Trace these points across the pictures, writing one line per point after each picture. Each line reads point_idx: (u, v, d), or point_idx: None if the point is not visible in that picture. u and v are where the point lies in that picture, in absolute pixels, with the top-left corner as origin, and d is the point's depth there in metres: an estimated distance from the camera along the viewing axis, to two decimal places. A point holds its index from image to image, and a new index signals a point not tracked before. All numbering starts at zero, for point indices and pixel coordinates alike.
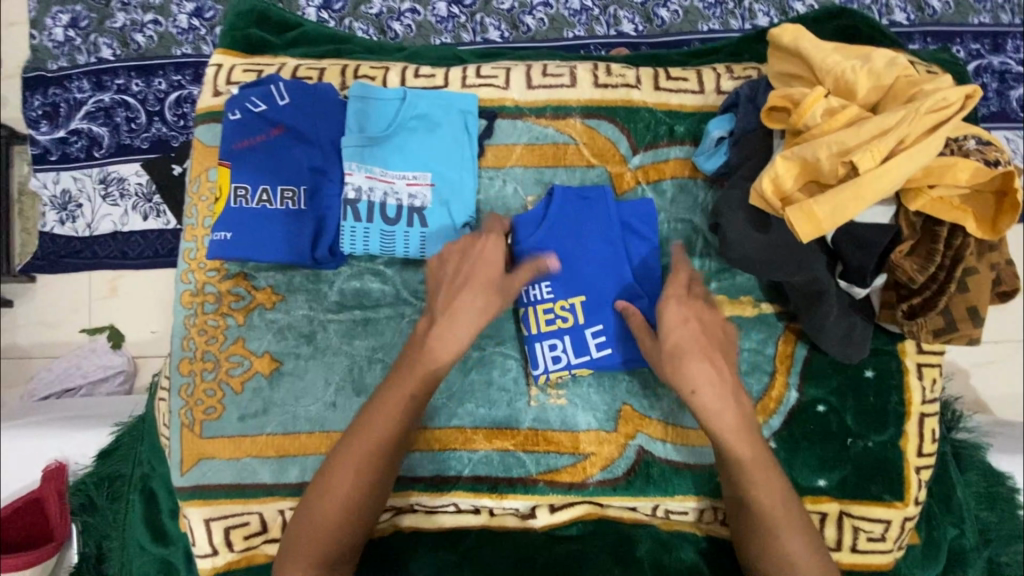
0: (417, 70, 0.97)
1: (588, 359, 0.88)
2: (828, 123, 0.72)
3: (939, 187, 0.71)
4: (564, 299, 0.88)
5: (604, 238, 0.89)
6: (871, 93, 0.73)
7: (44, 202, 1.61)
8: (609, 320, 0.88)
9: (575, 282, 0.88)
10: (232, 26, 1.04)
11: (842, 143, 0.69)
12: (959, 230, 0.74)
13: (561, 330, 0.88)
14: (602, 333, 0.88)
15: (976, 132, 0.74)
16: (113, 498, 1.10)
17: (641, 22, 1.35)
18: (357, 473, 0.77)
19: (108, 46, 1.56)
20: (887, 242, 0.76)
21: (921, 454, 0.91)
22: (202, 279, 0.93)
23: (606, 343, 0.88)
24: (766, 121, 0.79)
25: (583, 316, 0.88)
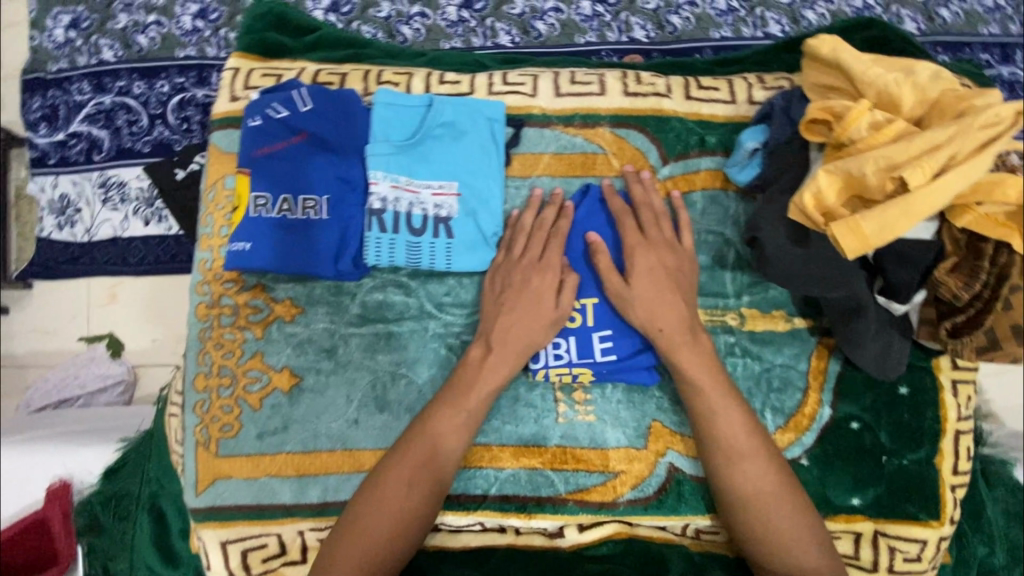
0: (441, 76, 0.95)
1: (591, 361, 0.87)
2: (874, 137, 0.70)
3: (986, 204, 0.70)
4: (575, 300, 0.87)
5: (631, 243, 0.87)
6: (917, 106, 0.72)
7: (42, 207, 1.57)
8: (619, 327, 0.87)
9: (588, 283, 0.87)
10: (250, 28, 1.02)
11: (890, 158, 0.67)
12: (1005, 247, 0.72)
13: (567, 330, 0.87)
14: (609, 337, 0.87)
15: (1019, 148, 0.73)
16: (120, 516, 1.06)
17: (654, 29, 1.34)
18: (400, 497, 0.79)
19: (110, 47, 1.53)
20: (931, 258, 0.74)
21: (956, 472, 0.89)
22: (218, 291, 0.90)
23: (611, 350, 0.87)
24: (805, 133, 0.77)
25: (592, 319, 0.87)
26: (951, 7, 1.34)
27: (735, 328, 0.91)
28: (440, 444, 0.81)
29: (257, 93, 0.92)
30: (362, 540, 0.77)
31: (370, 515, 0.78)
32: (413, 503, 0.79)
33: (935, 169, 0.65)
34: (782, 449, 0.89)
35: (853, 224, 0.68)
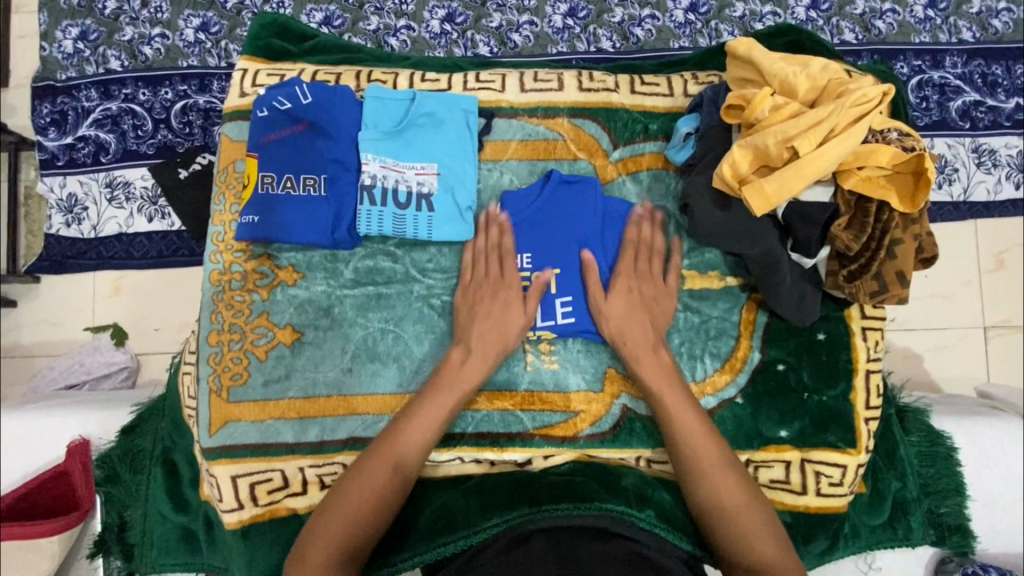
0: (423, 75, 1.10)
1: (554, 323, 1.01)
2: (774, 117, 0.87)
3: (865, 168, 0.86)
4: (541, 270, 1.02)
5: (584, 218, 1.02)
6: (808, 92, 0.89)
7: (51, 205, 1.69)
8: (578, 294, 1.01)
9: (552, 257, 1.02)
10: (256, 36, 1.17)
11: (785, 132, 0.84)
12: (885, 206, 0.88)
13: (535, 296, 1.02)
14: (570, 302, 1.01)
15: (897, 125, 0.88)
16: (135, 470, 1.16)
17: (619, 39, 1.51)
18: (385, 469, 0.89)
19: (116, 57, 1.67)
20: (828, 216, 0.91)
21: (869, 406, 1.04)
22: (229, 259, 1.03)
23: (571, 313, 1.01)
24: (726, 117, 0.94)
25: (555, 287, 1.01)
26: (886, 18, 1.53)
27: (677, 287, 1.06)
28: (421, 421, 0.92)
29: (264, 89, 1.06)
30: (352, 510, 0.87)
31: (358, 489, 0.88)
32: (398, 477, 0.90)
33: (818, 140, 0.82)
34: (719, 389, 1.04)
35: (758, 186, 0.85)
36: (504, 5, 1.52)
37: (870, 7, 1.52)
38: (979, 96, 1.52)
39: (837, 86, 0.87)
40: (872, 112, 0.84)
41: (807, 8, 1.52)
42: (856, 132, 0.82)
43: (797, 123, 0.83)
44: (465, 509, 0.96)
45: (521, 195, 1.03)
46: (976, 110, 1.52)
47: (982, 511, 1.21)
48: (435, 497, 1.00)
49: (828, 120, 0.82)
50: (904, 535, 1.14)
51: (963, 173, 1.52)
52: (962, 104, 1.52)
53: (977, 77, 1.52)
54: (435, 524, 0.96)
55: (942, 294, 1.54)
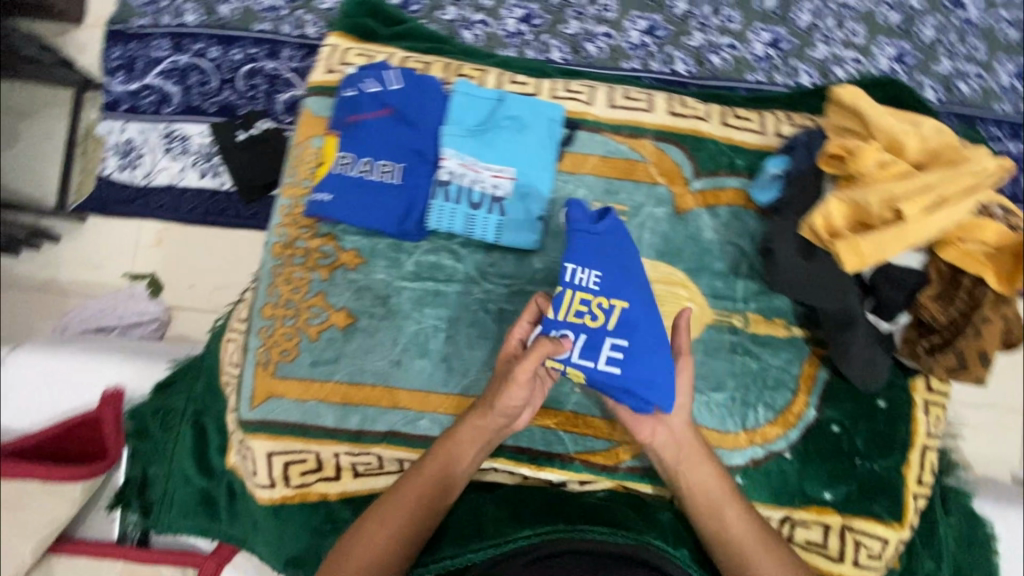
0: (512, 77, 1.08)
1: (590, 366, 0.81)
2: (878, 174, 0.84)
3: (969, 242, 0.83)
4: (607, 298, 0.82)
5: (629, 253, 0.86)
6: (915, 154, 0.86)
7: (108, 148, 1.71)
8: (637, 339, 0.81)
9: (626, 287, 0.83)
10: (349, 13, 1.16)
11: (891, 192, 0.81)
12: (982, 282, 0.85)
13: (585, 326, 0.81)
14: (623, 348, 0.81)
15: (1002, 201, 0.86)
16: (165, 428, 1.16)
17: (693, 64, 1.48)
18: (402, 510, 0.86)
19: (193, 12, 1.71)
20: (914, 283, 0.89)
21: (919, 482, 1.01)
22: (294, 234, 1.02)
23: (616, 362, 0.81)
24: (823, 164, 0.90)
25: (613, 324, 0.81)
26: (971, 81, 1.48)
27: (739, 329, 1.03)
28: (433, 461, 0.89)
29: (354, 68, 1.06)
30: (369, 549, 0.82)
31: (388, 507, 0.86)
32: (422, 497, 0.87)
33: (922, 208, 0.80)
34: (768, 441, 1.01)
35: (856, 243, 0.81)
36: (583, 14, 1.51)
37: (955, 68, 1.47)
38: None
39: (951, 152, 0.84)
40: (982, 185, 0.81)
41: (891, 59, 1.48)
42: (960, 206, 0.80)
43: (903, 186, 0.81)
44: (496, 520, 0.93)
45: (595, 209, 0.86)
46: None
47: None
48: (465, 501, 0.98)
49: (934, 191, 0.80)
50: None
51: None
52: None
53: None
54: (463, 531, 0.93)
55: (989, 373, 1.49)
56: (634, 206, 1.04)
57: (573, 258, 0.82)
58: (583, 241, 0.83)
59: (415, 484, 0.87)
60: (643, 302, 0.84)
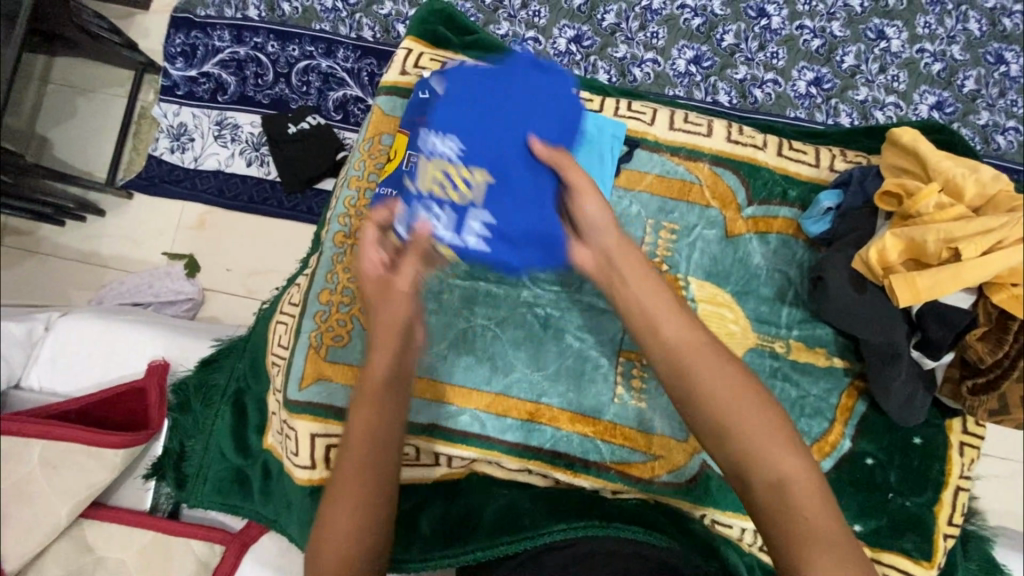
0: (577, 92, 1.12)
1: (456, 237, 0.90)
2: (937, 214, 0.87)
3: (1020, 287, 0.85)
4: (462, 171, 0.89)
5: (528, 122, 0.90)
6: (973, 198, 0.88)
7: (161, 129, 1.76)
8: (500, 213, 0.90)
9: (482, 159, 0.88)
10: (424, 19, 1.20)
11: (949, 232, 0.84)
12: None
13: (444, 200, 0.89)
14: (489, 220, 0.90)
15: None
16: (205, 404, 1.19)
17: (736, 96, 1.53)
18: (355, 481, 0.80)
19: (255, 7, 1.77)
20: (965, 323, 0.88)
21: (951, 523, 1.01)
22: (356, 225, 1.05)
23: (492, 233, 0.91)
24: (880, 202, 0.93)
25: (480, 199, 0.89)
26: (1008, 134, 1.51)
27: (781, 355, 1.05)
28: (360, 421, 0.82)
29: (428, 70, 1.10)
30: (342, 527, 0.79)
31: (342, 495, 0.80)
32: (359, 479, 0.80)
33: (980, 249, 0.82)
34: None
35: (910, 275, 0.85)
36: (632, 39, 1.56)
37: (994, 121, 1.51)
38: None
39: (1009, 199, 0.87)
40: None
41: (930, 107, 1.52)
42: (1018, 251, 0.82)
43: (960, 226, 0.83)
44: (530, 514, 0.98)
45: (473, 74, 0.92)
46: None
47: None
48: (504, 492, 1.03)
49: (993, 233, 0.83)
50: None
51: None
52: None
53: None
54: (502, 521, 0.98)
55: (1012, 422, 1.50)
56: (686, 226, 1.07)
57: (433, 129, 0.90)
58: (448, 111, 0.90)
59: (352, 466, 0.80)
60: (519, 183, 0.89)
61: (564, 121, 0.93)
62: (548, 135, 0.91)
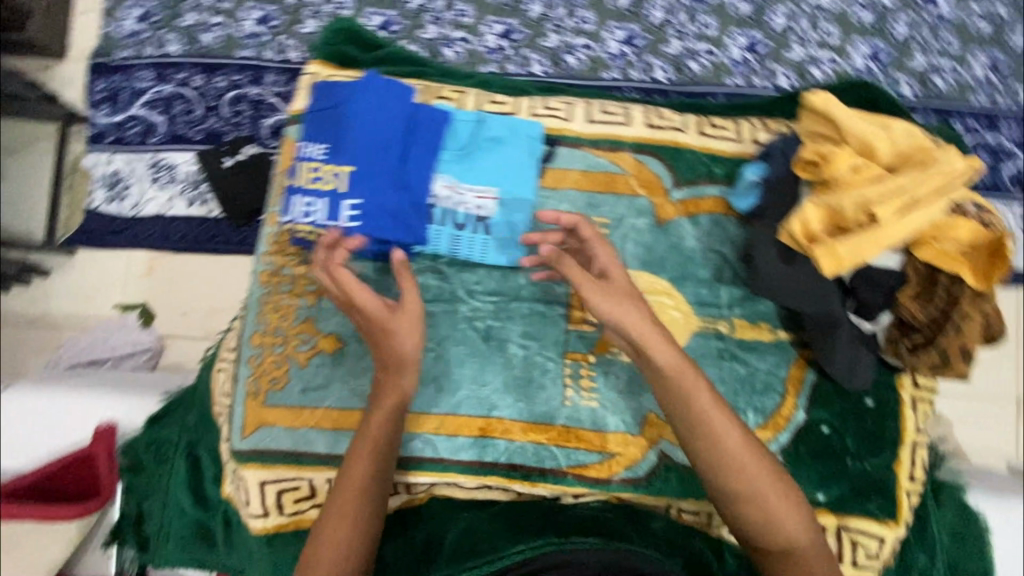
0: (491, 96, 1.10)
1: (336, 224, 0.96)
2: (851, 180, 0.86)
3: (942, 241, 0.84)
4: (332, 165, 0.96)
5: (384, 112, 0.97)
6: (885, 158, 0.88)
7: (95, 179, 1.68)
8: (368, 194, 0.95)
9: (344, 153, 0.96)
10: (328, 40, 1.17)
11: (864, 197, 0.83)
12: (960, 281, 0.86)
13: (321, 192, 0.96)
14: (357, 205, 0.95)
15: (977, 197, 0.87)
16: (159, 461, 1.16)
17: (673, 71, 1.50)
18: (349, 518, 0.83)
19: (175, 42, 1.69)
20: (894, 283, 0.93)
21: (911, 479, 1.02)
22: (280, 262, 1.02)
23: (356, 217, 0.95)
24: (800, 172, 0.93)
25: (344, 186, 0.95)
26: (944, 77, 1.50)
27: (726, 335, 1.04)
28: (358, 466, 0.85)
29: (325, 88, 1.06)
30: (329, 557, 0.80)
31: (335, 527, 0.82)
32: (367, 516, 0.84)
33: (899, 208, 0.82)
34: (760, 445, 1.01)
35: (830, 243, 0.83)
36: (561, 27, 1.52)
37: (931, 63, 1.49)
38: None
39: (921, 155, 0.87)
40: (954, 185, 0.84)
41: (867, 57, 1.50)
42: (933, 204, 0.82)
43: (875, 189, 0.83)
44: (489, 536, 0.96)
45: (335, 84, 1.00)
46: None
47: None
48: (462, 515, 1.01)
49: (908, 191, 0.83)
50: None
51: None
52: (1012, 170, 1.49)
53: None
54: (460, 549, 0.96)
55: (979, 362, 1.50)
56: (616, 218, 1.05)
57: (306, 137, 0.98)
58: (315, 119, 0.99)
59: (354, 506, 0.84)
60: (380, 170, 0.95)
61: (421, 110, 1.00)
62: (405, 125, 0.98)
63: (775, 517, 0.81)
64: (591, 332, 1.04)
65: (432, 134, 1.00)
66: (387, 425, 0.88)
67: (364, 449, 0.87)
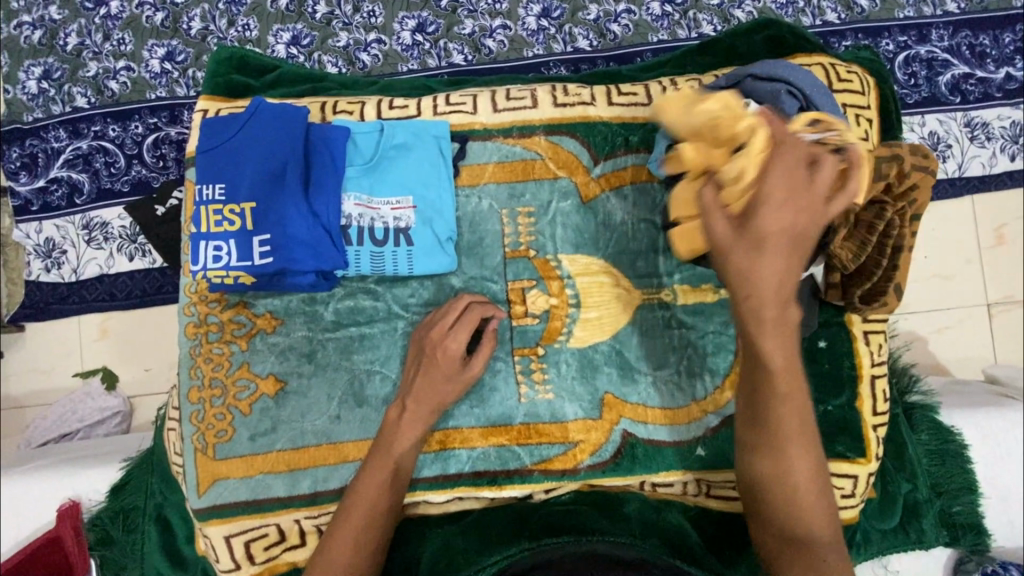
0: (391, 102, 1.06)
1: (248, 264, 0.94)
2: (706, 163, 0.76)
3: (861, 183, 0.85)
4: (234, 205, 0.95)
5: (276, 140, 0.95)
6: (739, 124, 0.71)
7: (28, 252, 1.42)
8: (273, 227, 0.93)
9: (244, 190, 0.95)
10: (215, 72, 1.15)
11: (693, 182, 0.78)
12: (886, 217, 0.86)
13: (228, 233, 0.95)
14: (266, 241, 0.93)
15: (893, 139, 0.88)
16: (129, 529, 1.15)
17: (596, 37, 1.36)
18: (360, 520, 0.88)
19: (83, 95, 1.39)
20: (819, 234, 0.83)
21: (876, 413, 1.01)
22: (204, 311, 0.99)
23: (267, 253, 0.94)
24: (662, 167, 0.82)
25: (250, 223, 0.94)
26: None
27: (670, 303, 1.02)
28: (374, 476, 0.90)
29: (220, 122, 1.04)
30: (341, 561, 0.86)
31: (341, 538, 0.87)
32: (377, 519, 0.89)
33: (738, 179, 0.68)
34: (721, 406, 0.99)
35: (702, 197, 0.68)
36: (476, 10, 1.36)
37: None
38: (969, 69, 1.43)
39: (730, 119, 0.72)
40: (786, 137, 0.68)
41: None
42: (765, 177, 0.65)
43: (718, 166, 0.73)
44: (464, 550, 0.95)
45: (223, 120, 0.98)
46: (966, 83, 1.42)
47: (998, 507, 1.18)
48: (437, 529, 1.00)
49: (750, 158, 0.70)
50: (916, 538, 1.12)
51: (957, 149, 1.44)
52: (952, 78, 1.42)
53: (965, 49, 1.42)
54: (435, 567, 0.95)
55: (943, 277, 1.48)
56: (540, 205, 1.03)
57: (201, 180, 0.96)
58: (208, 159, 0.97)
59: (361, 515, 0.88)
60: (278, 200, 0.93)
61: (315, 130, 0.98)
62: (299, 149, 0.96)
63: (795, 482, 0.79)
64: (535, 326, 1.01)
65: (329, 151, 0.96)
66: (404, 442, 0.92)
67: (374, 460, 0.91)
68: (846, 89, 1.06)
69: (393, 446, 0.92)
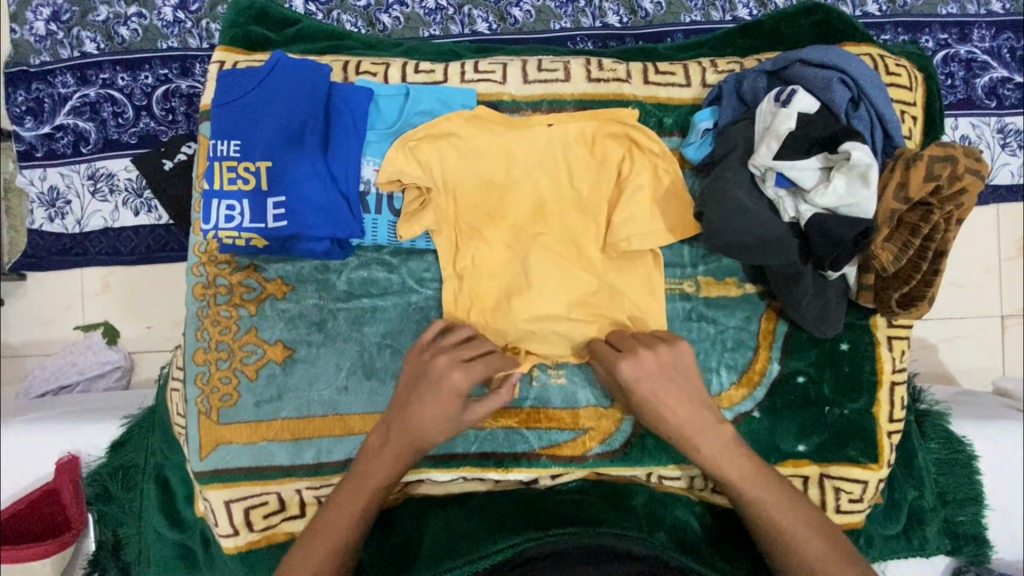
0: (417, 66, 1.01)
1: (261, 226, 0.92)
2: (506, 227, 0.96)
3: (904, 190, 0.84)
4: (248, 163, 0.91)
5: (296, 96, 0.91)
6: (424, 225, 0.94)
7: (31, 199, 1.38)
8: (289, 190, 0.91)
9: (260, 149, 0.91)
10: (233, 22, 1.10)
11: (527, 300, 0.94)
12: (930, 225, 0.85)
13: (241, 191, 0.92)
14: (281, 203, 0.91)
15: (956, 146, 0.83)
16: (128, 487, 1.13)
17: (626, 14, 1.30)
18: (352, 517, 0.86)
19: (92, 40, 1.33)
20: (853, 236, 0.82)
21: (892, 420, 0.99)
22: (213, 272, 0.96)
23: (281, 216, 0.91)
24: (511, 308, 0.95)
25: (265, 183, 0.91)
26: None
27: (692, 295, 0.99)
28: (385, 460, 0.88)
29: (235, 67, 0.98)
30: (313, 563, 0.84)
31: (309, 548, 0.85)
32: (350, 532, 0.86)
33: (489, 310, 0.96)
34: (735, 403, 0.98)
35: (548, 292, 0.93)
36: None
37: None
38: (1008, 73, 1.37)
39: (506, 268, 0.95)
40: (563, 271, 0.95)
41: None
42: (616, 111, 0.95)
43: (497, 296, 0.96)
44: (469, 535, 0.95)
45: (241, 71, 0.94)
46: (1004, 88, 1.37)
47: (1001, 519, 1.17)
48: (439, 511, 0.99)
49: (551, 139, 0.95)
50: (918, 545, 1.12)
51: (987, 155, 1.39)
52: (989, 81, 1.37)
53: (1006, 51, 1.36)
54: (438, 550, 0.94)
55: (960, 285, 1.45)
56: None
57: (215, 134, 0.92)
58: (223, 112, 0.92)
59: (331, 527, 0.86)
60: (296, 161, 0.90)
61: (339, 90, 0.93)
62: (322, 108, 0.92)
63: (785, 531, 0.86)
64: None
65: (353, 115, 0.93)
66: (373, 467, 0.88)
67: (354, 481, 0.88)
68: (892, 83, 1.01)
69: (418, 431, 0.87)
